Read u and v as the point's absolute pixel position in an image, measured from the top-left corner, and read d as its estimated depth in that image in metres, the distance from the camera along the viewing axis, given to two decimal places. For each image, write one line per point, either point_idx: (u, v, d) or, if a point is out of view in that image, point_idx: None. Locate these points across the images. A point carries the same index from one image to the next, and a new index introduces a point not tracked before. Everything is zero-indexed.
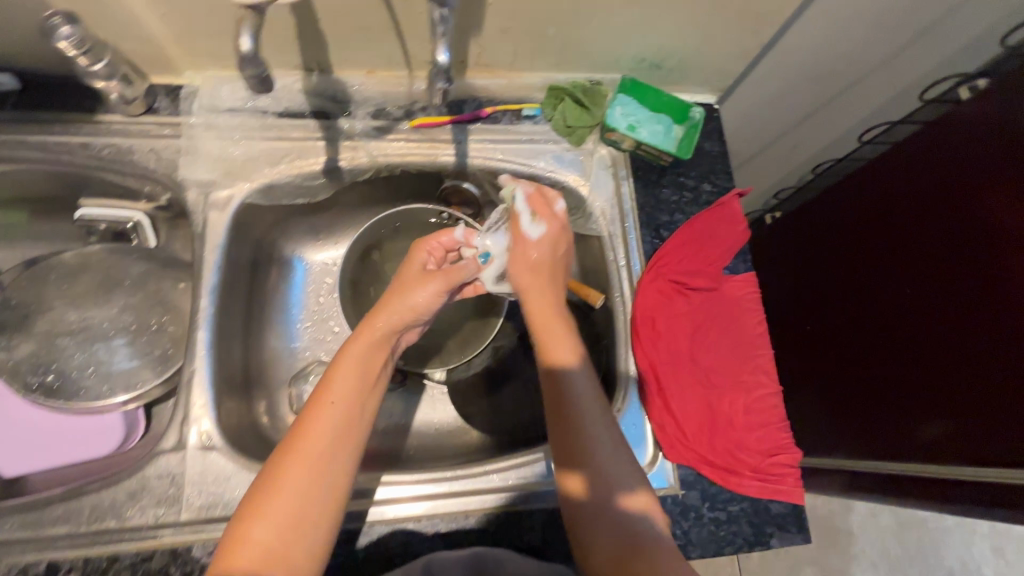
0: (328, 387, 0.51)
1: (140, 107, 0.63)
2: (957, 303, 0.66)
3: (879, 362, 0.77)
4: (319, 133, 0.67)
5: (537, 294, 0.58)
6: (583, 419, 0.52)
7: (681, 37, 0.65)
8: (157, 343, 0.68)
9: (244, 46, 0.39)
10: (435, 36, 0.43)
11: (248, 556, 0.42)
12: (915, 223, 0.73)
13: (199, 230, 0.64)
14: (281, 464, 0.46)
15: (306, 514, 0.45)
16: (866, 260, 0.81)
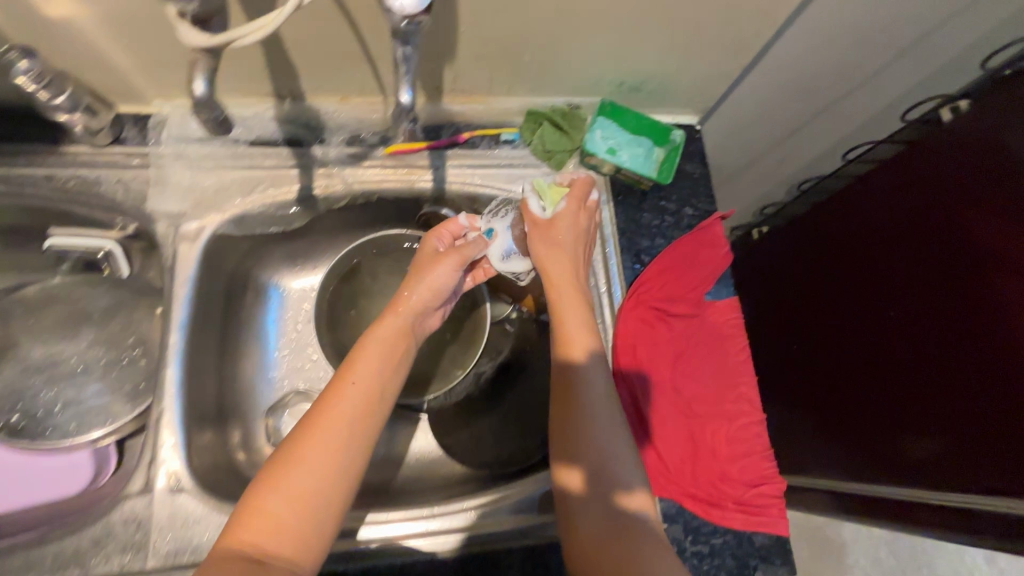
0: (354, 365, 0.51)
1: (107, 138, 0.62)
2: (939, 322, 0.65)
3: (861, 383, 0.75)
4: (292, 161, 0.66)
5: (551, 273, 0.55)
6: (588, 406, 0.50)
7: (659, 60, 0.64)
8: (127, 377, 0.66)
9: (199, 90, 0.38)
10: (399, 77, 0.43)
11: (262, 522, 0.42)
12: (898, 242, 0.72)
13: (169, 263, 0.62)
14: (300, 437, 0.46)
15: (319, 492, 0.44)
16: (847, 279, 0.80)
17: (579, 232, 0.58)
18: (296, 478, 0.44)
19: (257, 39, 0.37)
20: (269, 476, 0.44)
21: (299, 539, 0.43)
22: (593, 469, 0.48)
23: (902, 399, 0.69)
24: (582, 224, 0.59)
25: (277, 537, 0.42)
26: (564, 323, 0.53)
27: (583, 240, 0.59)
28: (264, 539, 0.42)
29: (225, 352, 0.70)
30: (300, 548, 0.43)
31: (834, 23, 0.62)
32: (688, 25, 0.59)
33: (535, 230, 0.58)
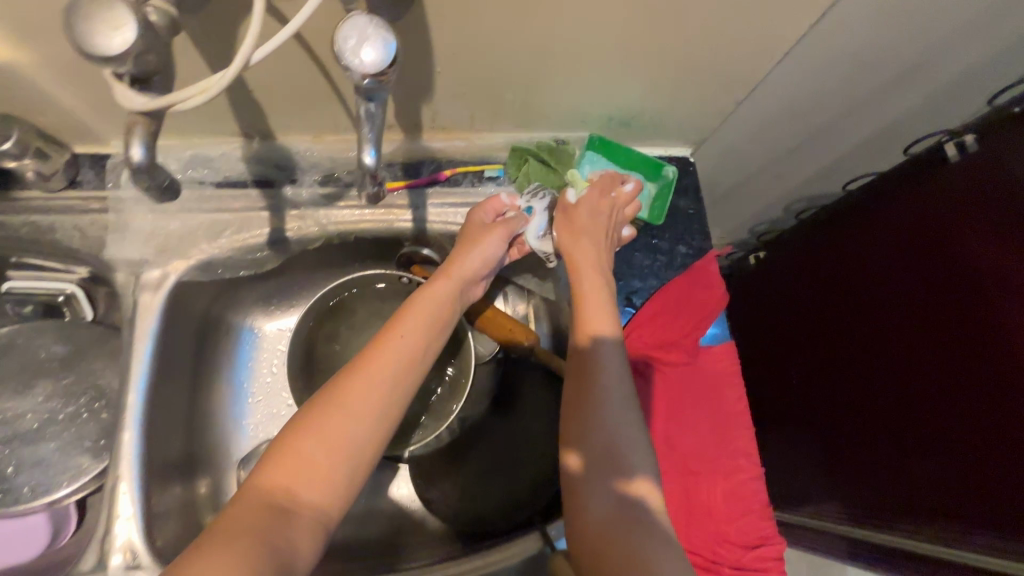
0: (401, 321, 0.50)
1: (62, 182, 0.58)
2: (936, 356, 0.62)
3: (855, 421, 0.72)
4: (262, 203, 0.62)
5: (578, 249, 0.56)
6: (608, 377, 0.47)
7: (649, 94, 0.61)
8: (86, 434, 0.62)
9: (136, 157, 0.35)
10: (363, 135, 0.40)
11: (291, 464, 0.41)
12: (896, 275, 0.68)
13: (130, 314, 0.58)
14: (344, 385, 0.45)
15: (355, 443, 0.44)
16: (841, 311, 0.76)
17: (611, 217, 0.59)
18: (336, 425, 0.43)
19: (200, 102, 0.34)
20: (307, 419, 0.43)
21: (330, 488, 0.42)
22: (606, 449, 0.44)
23: (900, 436, 0.65)
24: (616, 211, 0.60)
25: (309, 481, 0.41)
26: (588, 297, 0.53)
27: (614, 226, 0.60)
28: (295, 482, 0.41)
29: (195, 401, 0.66)
30: (329, 495, 0.42)
31: (833, 55, 0.58)
32: (679, 58, 0.55)
33: (566, 211, 0.59)
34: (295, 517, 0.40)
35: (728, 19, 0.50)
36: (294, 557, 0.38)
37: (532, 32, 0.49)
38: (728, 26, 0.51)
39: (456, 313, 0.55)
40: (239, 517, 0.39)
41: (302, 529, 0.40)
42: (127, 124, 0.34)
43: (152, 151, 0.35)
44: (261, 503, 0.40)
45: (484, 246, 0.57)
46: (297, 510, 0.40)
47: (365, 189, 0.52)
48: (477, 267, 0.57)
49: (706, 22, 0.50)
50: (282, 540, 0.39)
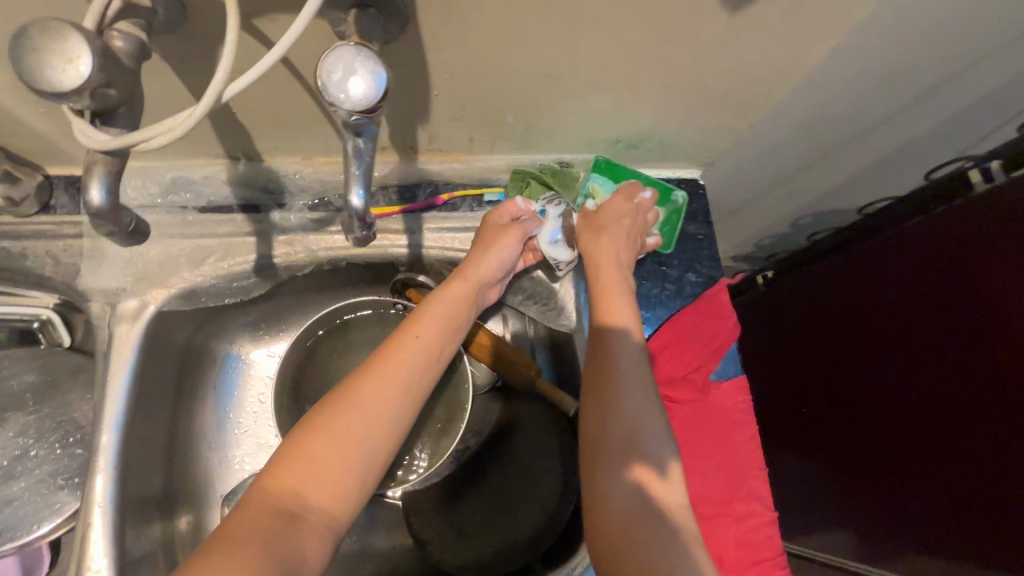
0: (415, 324, 0.51)
1: (33, 206, 0.54)
2: (928, 384, 0.62)
3: (863, 451, 0.71)
4: (248, 228, 0.58)
5: (597, 250, 0.57)
6: (625, 379, 0.48)
7: (658, 117, 0.57)
8: (61, 471, 0.59)
9: (95, 200, 0.31)
10: (351, 172, 0.37)
11: (304, 468, 0.43)
12: (882, 308, 0.68)
13: (105, 347, 0.55)
14: (357, 389, 0.46)
15: (366, 446, 0.45)
16: (835, 344, 0.75)
17: (636, 221, 0.60)
18: (348, 428, 0.44)
19: (162, 142, 0.30)
20: (321, 422, 0.45)
21: (340, 490, 0.43)
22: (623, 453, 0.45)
23: (907, 464, 0.65)
24: (637, 214, 0.60)
25: (320, 483, 0.43)
26: (607, 299, 0.54)
27: (638, 229, 0.60)
28: (306, 485, 0.42)
29: (176, 432, 0.62)
30: (339, 497, 0.43)
31: (852, 78, 0.55)
32: (690, 82, 0.52)
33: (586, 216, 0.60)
34: (305, 519, 0.42)
35: (744, 43, 0.47)
36: (302, 558, 0.40)
37: (535, 54, 0.46)
38: (743, 51, 0.48)
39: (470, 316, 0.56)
40: (251, 518, 0.40)
41: (310, 530, 0.41)
42: (86, 164, 0.31)
43: (113, 192, 0.31)
44: (271, 506, 0.41)
45: (502, 249, 0.56)
46: (306, 512, 0.42)
47: (356, 237, 0.44)
48: (494, 269, 0.56)
49: (720, 46, 0.47)
50: (291, 541, 0.40)
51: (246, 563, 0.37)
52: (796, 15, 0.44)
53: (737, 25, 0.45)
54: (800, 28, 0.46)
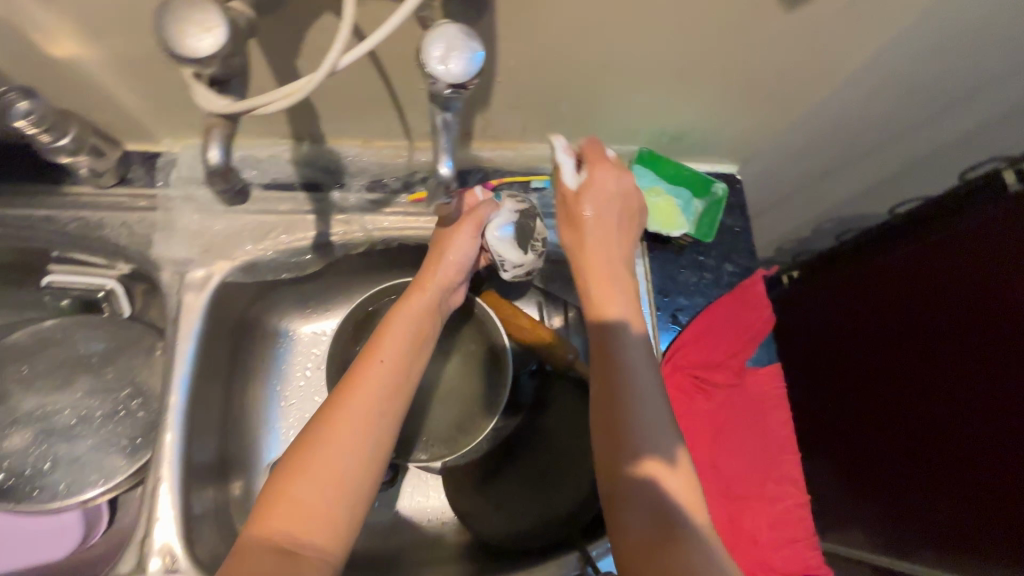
0: (377, 348, 0.50)
1: (113, 178, 0.58)
2: (964, 391, 0.62)
3: (894, 461, 0.71)
4: (308, 206, 0.61)
5: (591, 244, 0.53)
6: (629, 377, 0.46)
7: (704, 111, 0.60)
8: (125, 432, 0.61)
9: (215, 159, 0.34)
10: (439, 146, 0.39)
11: (289, 513, 0.41)
12: (909, 320, 0.69)
13: (173, 314, 0.58)
14: (327, 423, 0.45)
15: (349, 480, 0.43)
16: (862, 354, 0.76)
17: (621, 199, 0.54)
18: (326, 463, 0.43)
19: (283, 106, 0.33)
20: (297, 460, 0.43)
21: (332, 525, 0.41)
22: (636, 458, 0.42)
23: (939, 472, 0.65)
24: (621, 188, 0.53)
25: (308, 522, 0.41)
26: (602, 301, 0.50)
27: (629, 207, 0.54)
28: (294, 525, 0.40)
29: (230, 399, 0.65)
30: (331, 533, 0.41)
31: (896, 81, 0.57)
32: (739, 78, 0.54)
33: (565, 201, 0.54)
34: (302, 561, 0.39)
35: (797, 41, 0.49)
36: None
37: (597, 45, 0.48)
38: (796, 48, 0.50)
39: (435, 328, 0.56)
40: (246, 568, 0.38)
41: (310, 571, 0.39)
42: (207, 125, 0.34)
43: (229, 151, 0.34)
44: (265, 550, 0.39)
45: (459, 243, 0.58)
46: (302, 553, 0.40)
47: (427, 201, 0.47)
48: (454, 273, 0.58)
49: (774, 43, 0.49)
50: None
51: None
52: (851, 13, 0.46)
53: (794, 22, 0.47)
54: (854, 27, 0.48)
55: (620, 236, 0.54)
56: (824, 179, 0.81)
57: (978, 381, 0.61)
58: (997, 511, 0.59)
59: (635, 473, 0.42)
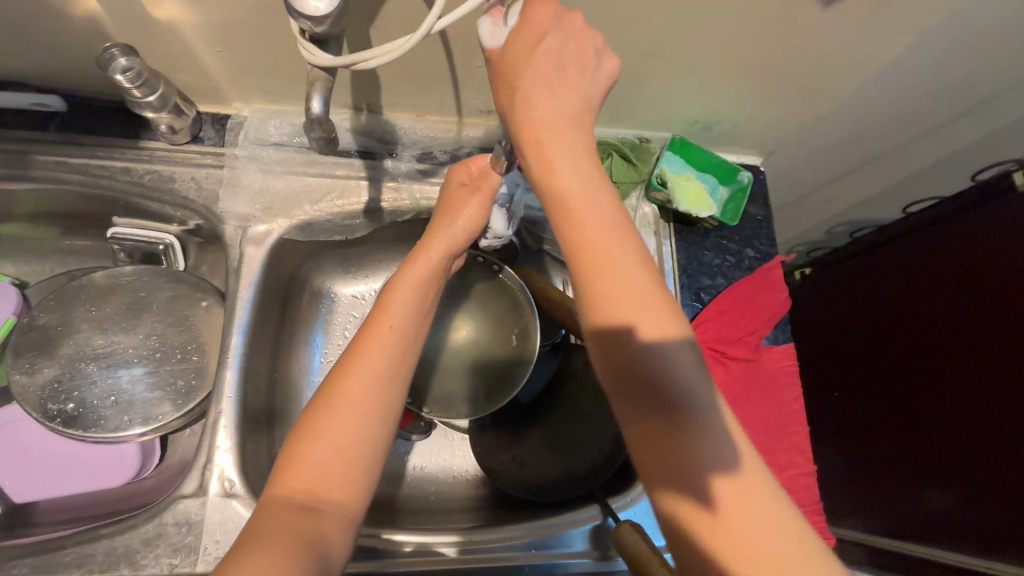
0: (386, 312, 0.50)
1: (186, 137, 0.63)
2: (974, 390, 0.64)
3: (903, 457, 0.73)
4: (362, 173, 0.66)
5: (540, 119, 0.40)
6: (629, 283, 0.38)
7: (737, 102, 0.64)
8: (179, 373, 0.64)
9: (315, 108, 0.41)
10: None
11: (308, 469, 0.41)
12: (923, 322, 0.72)
13: (235, 265, 0.63)
14: (339, 389, 0.44)
15: (363, 443, 0.43)
16: (875, 355, 0.79)
17: (562, 47, 0.39)
18: (340, 425, 0.43)
19: (379, 62, 0.39)
20: (316, 421, 0.43)
21: (348, 484, 0.42)
22: (684, 459, 0.36)
23: (943, 466, 0.67)
24: (566, 33, 0.40)
25: (326, 480, 0.41)
26: (576, 198, 0.39)
27: (579, 59, 0.40)
28: (315, 482, 0.41)
29: (278, 351, 0.68)
30: (348, 492, 0.42)
31: (917, 83, 0.62)
32: (772, 72, 0.59)
33: (494, 68, 0.41)
34: (323, 515, 0.40)
35: (829, 37, 0.54)
36: (329, 545, 0.39)
37: (645, 32, 0.53)
38: (828, 43, 0.54)
39: (439, 293, 0.55)
40: (272, 519, 0.39)
41: (332, 525, 0.40)
42: (311, 79, 0.40)
43: (328, 102, 0.41)
44: (288, 507, 0.40)
45: (465, 215, 0.56)
46: (321, 510, 0.41)
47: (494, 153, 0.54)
48: (460, 236, 0.56)
49: (808, 38, 0.54)
50: (315, 535, 0.39)
51: (284, 560, 0.36)
52: (881, 13, 0.51)
53: (827, 19, 0.51)
54: (882, 26, 0.52)
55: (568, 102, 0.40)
56: (843, 177, 0.85)
57: (985, 378, 0.63)
58: (988, 501, 0.62)
59: (657, 443, 0.37)
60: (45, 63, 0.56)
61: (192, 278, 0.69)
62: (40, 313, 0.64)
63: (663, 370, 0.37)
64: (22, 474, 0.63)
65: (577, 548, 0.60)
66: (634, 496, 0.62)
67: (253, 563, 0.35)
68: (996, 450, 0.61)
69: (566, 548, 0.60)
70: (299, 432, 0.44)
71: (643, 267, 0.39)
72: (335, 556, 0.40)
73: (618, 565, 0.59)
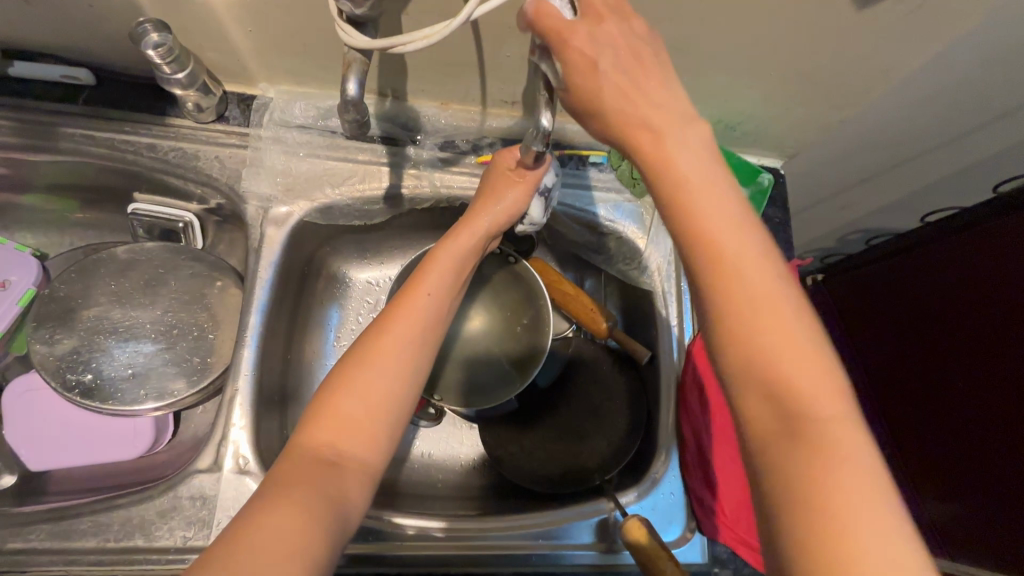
0: (419, 283, 0.51)
1: (212, 115, 0.63)
2: (973, 400, 0.63)
3: (914, 462, 0.72)
4: (384, 159, 0.66)
5: (630, 111, 0.37)
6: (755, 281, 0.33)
7: (764, 102, 0.64)
8: (194, 351, 0.64)
9: (351, 90, 0.42)
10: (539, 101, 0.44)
11: (330, 427, 0.42)
12: (923, 331, 0.70)
13: (255, 244, 0.63)
14: (366, 351, 0.45)
15: (390, 400, 0.44)
16: (879, 364, 0.78)
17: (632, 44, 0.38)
18: (371, 382, 0.44)
19: (417, 47, 0.40)
20: (339, 382, 0.44)
21: (372, 441, 0.42)
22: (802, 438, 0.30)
23: (952, 466, 0.66)
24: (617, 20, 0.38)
25: (350, 434, 0.42)
26: (695, 188, 0.35)
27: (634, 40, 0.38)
28: (336, 438, 0.42)
29: (293, 333, 0.68)
30: (372, 448, 0.42)
31: (944, 91, 0.61)
32: (799, 74, 0.59)
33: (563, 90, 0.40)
34: (344, 470, 0.41)
35: (859, 41, 0.54)
36: (348, 500, 0.40)
37: (676, 29, 0.53)
38: (858, 46, 0.54)
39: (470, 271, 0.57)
40: (289, 473, 0.39)
41: (352, 480, 0.41)
42: (348, 60, 0.41)
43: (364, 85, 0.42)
44: (308, 462, 0.40)
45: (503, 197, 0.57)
46: (343, 465, 0.41)
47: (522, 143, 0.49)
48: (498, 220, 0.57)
49: (841, 39, 0.53)
50: (336, 488, 0.39)
51: (304, 510, 0.37)
52: (916, 17, 0.50)
53: (862, 20, 0.51)
54: (916, 31, 0.52)
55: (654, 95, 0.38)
56: (863, 184, 0.84)
57: (988, 392, 0.62)
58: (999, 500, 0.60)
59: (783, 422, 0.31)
60: (77, 35, 0.57)
61: (209, 256, 0.69)
62: (60, 284, 0.65)
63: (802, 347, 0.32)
64: (38, 444, 0.63)
65: (582, 540, 0.60)
66: (640, 492, 0.62)
67: (271, 513, 0.36)
68: (999, 460, 0.60)
69: (571, 540, 0.60)
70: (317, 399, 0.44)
71: (757, 245, 0.34)
72: (352, 513, 0.40)
73: (623, 560, 0.59)
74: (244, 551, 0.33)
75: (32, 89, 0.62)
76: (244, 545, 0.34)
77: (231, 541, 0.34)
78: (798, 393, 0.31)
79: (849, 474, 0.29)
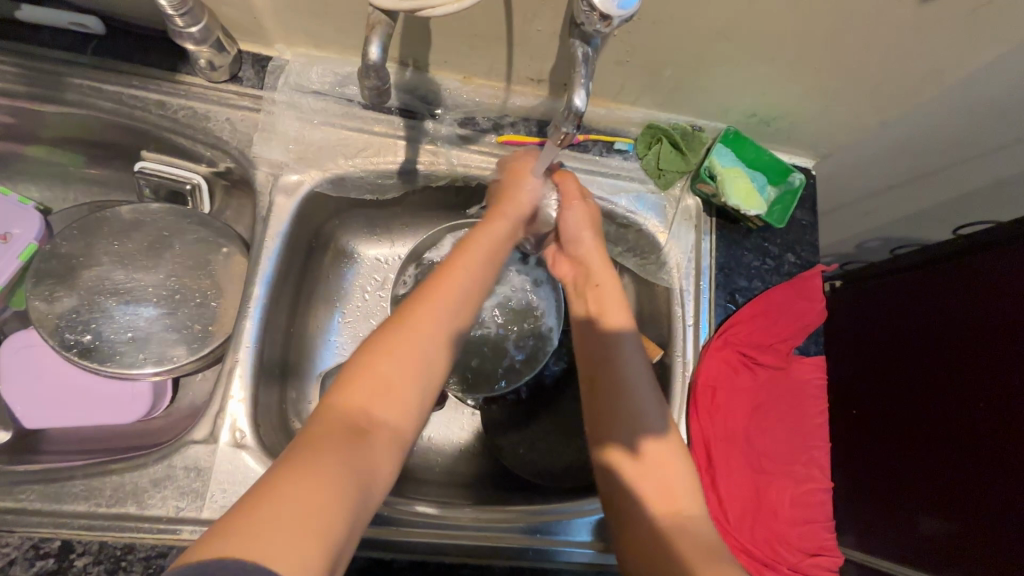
0: (468, 254, 0.51)
1: (225, 75, 0.61)
2: (966, 445, 0.62)
3: (886, 480, 0.70)
4: (401, 132, 0.64)
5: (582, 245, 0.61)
6: (626, 383, 0.52)
7: (803, 97, 0.61)
8: (197, 318, 0.63)
9: (373, 55, 0.41)
10: (576, 78, 0.42)
11: (364, 389, 0.42)
12: (953, 361, 0.65)
13: (264, 213, 0.61)
14: (413, 316, 0.45)
15: (426, 366, 0.44)
16: (894, 376, 0.72)
17: (586, 246, 0.61)
18: (409, 349, 0.44)
19: (448, 11, 0.38)
20: (382, 342, 0.44)
21: (403, 406, 0.42)
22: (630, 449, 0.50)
23: (931, 499, 0.65)
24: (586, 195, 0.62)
25: (387, 398, 0.42)
26: (600, 275, 0.59)
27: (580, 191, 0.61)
28: (371, 400, 0.42)
29: (296, 306, 0.67)
30: (404, 415, 0.42)
31: (996, 98, 0.58)
32: (843, 70, 0.56)
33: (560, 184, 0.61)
34: (374, 437, 0.40)
35: (910, 39, 0.51)
36: (375, 477, 0.39)
37: (720, 12, 0.49)
38: (908, 45, 0.51)
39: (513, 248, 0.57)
40: (320, 431, 0.39)
41: (383, 445, 0.41)
42: (373, 23, 0.39)
43: (386, 50, 0.41)
44: (338, 424, 0.40)
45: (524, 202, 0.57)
46: (376, 432, 0.41)
47: (554, 123, 0.47)
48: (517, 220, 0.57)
49: (898, 32, 0.50)
50: (366, 455, 0.39)
51: (329, 480, 0.36)
52: (983, 12, 0.47)
53: (921, 14, 0.48)
54: (981, 28, 0.49)
55: (611, 285, 0.58)
56: (893, 193, 0.81)
57: (1002, 449, 0.59)
58: (980, 543, 0.59)
59: (626, 437, 0.50)
60: None
61: (214, 218, 0.67)
62: (62, 241, 0.63)
63: (625, 387, 0.52)
64: (34, 402, 0.62)
65: (580, 538, 0.58)
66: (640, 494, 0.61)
67: (293, 479, 0.35)
68: (1003, 501, 0.58)
69: (567, 536, 0.58)
70: (357, 360, 0.43)
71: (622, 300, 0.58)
72: (379, 484, 0.40)
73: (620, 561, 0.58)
74: (268, 514, 0.33)
75: (39, 35, 0.59)
76: (257, 520, 0.33)
77: (253, 511, 0.34)
78: (657, 468, 0.50)
79: (694, 541, 0.46)
